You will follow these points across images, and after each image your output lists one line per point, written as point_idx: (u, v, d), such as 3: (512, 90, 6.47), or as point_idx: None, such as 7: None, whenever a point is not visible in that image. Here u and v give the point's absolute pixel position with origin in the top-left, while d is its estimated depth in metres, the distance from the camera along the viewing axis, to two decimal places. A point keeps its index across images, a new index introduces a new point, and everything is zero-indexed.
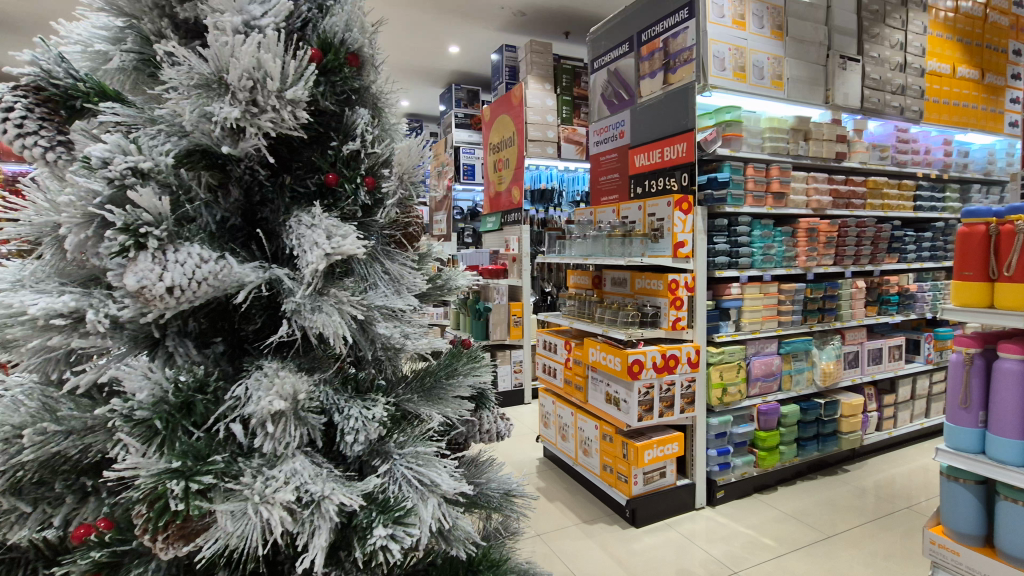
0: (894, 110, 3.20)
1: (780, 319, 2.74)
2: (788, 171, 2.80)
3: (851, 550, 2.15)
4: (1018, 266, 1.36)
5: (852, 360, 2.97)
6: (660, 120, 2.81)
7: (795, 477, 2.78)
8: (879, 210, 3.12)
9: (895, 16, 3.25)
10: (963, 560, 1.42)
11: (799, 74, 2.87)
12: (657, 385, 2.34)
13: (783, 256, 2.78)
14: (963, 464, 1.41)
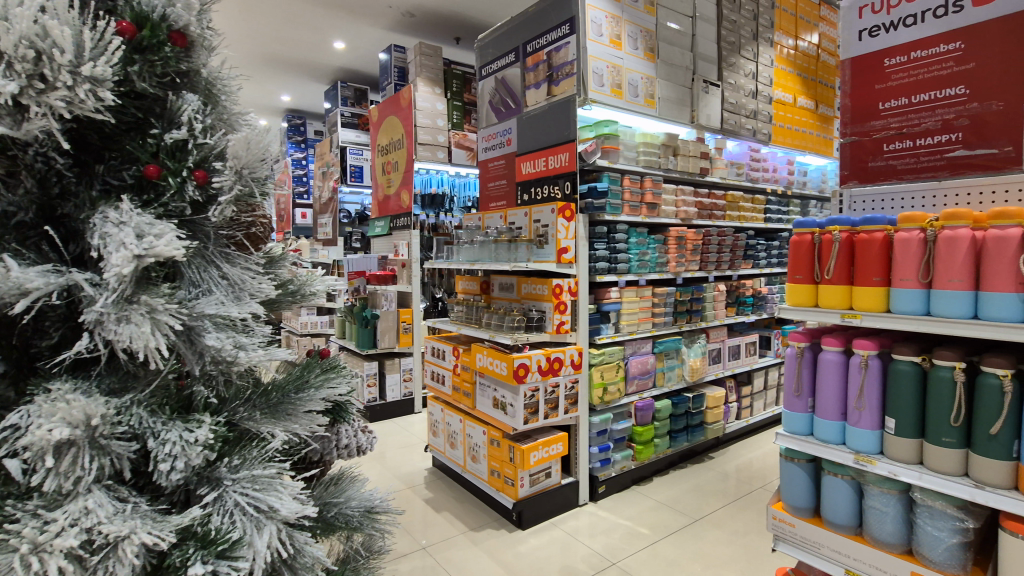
0: (748, 132, 3.60)
1: (654, 320, 2.95)
2: (660, 183, 3.03)
3: (714, 530, 2.35)
4: (836, 270, 1.57)
5: (716, 357, 3.26)
6: (544, 129, 2.90)
7: (667, 467, 3.00)
8: (736, 221, 3.47)
9: (748, 48, 3.66)
10: (798, 531, 1.60)
11: (668, 94, 3.12)
12: (542, 388, 2.40)
13: (656, 262, 2.99)
14: (796, 445, 1.59)
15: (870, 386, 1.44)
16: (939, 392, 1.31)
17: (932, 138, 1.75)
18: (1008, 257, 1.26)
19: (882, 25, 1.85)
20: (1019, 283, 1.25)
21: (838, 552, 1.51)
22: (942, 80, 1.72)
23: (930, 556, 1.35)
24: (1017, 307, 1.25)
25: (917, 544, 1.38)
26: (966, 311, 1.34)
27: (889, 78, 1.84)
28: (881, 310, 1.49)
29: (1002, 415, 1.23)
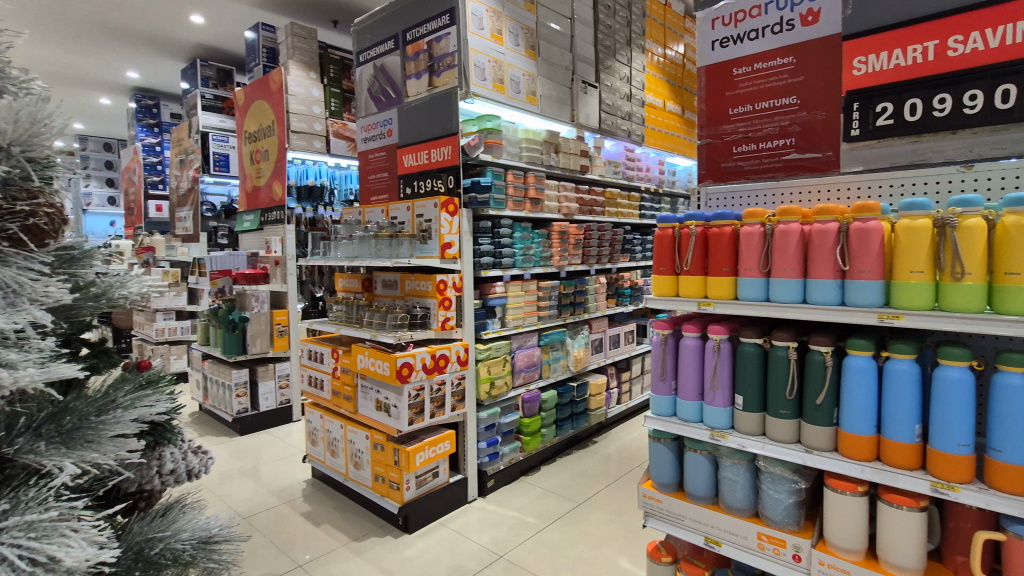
0: (624, 133, 3.80)
1: (539, 314, 3.02)
2: (543, 179, 3.08)
3: (596, 512, 2.45)
4: (693, 261, 1.70)
5: (598, 346, 3.42)
6: (425, 121, 2.82)
7: (554, 455, 3.09)
8: (614, 217, 3.66)
9: (622, 53, 3.86)
10: (664, 505, 1.71)
11: (549, 92, 3.19)
12: (428, 387, 2.34)
13: (540, 256, 3.06)
14: (661, 426, 1.70)
15: (721, 367, 1.59)
16: (778, 368, 1.48)
17: (771, 142, 1.96)
18: (828, 247, 1.45)
19: (731, 37, 2.02)
20: (836, 270, 1.44)
21: (699, 522, 1.64)
22: (778, 90, 1.93)
23: (772, 516, 1.51)
24: (835, 291, 1.45)
25: (762, 506, 1.54)
26: (797, 296, 1.51)
27: (737, 85, 2.02)
28: (730, 297, 1.64)
29: (825, 386, 1.42)
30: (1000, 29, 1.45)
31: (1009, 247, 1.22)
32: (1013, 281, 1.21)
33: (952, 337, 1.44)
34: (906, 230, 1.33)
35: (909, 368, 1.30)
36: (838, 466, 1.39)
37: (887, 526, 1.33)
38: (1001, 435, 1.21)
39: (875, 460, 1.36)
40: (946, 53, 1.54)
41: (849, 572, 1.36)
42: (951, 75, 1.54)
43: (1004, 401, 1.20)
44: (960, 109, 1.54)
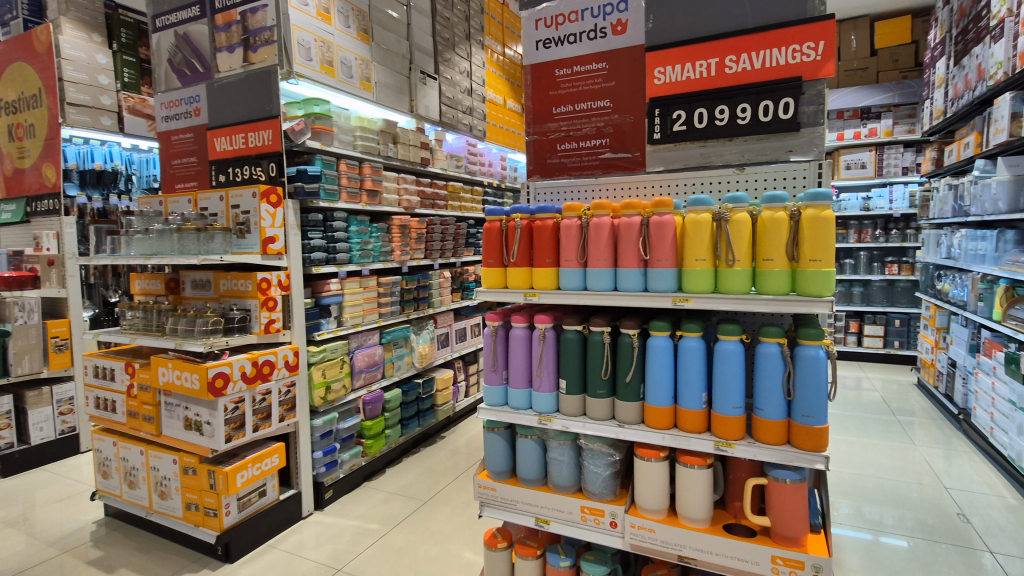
0: (465, 127, 3.83)
1: (380, 311, 2.90)
2: (380, 170, 2.96)
3: (443, 507, 2.44)
4: (519, 253, 1.75)
5: (444, 341, 3.42)
6: (240, 101, 2.52)
7: (400, 455, 3.02)
8: (457, 211, 3.67)
9: (461, 47, 3.85)
10: (498, 493, 1.74)
11: (384, 80, 3.07)
12: (249, 398, 2.11)
13: (379, 251, 2.94)
14: (494, 417, 1.73)
15: (546, 355, 1.66)
16: (595, 352, 1.60)
17: (589, 141, 2.10)
18: (632, 239, 1.59)
19: (552, 39, 2.12)
20: (639, 259, 1.59)
21: (530, 504, 1.69)
22: (594, 93, 2.07)
23: (593, 489, 1.62)
24: (639, 279, 1.60)
25: (585, 482, 1.65)
26: (609, 284, 1.63)
27: (559, 86, 2.13)
28: (552, 288, 1.72)
29: (632, 366, 1.56)
30: (762, 52, 1.73)
31: (766, 238, 1.45)
32: (769, 266, 1.45)
33: (730, 316, 1.67)
34: (693, 224, 1.51)
35: (697, 345, 1.49)
36: (644, 436, 1.54)
37: (683, 485, 1.50)
38: (763, 396, 1.44)
39: (673, 428, 1.54)
40: (724, 69, 1.79)
41: (655, 530, 1.51)
42: (728, 89, 1.79)
43: (764, 367, 1.43)
44: (735, 120, 1.79)
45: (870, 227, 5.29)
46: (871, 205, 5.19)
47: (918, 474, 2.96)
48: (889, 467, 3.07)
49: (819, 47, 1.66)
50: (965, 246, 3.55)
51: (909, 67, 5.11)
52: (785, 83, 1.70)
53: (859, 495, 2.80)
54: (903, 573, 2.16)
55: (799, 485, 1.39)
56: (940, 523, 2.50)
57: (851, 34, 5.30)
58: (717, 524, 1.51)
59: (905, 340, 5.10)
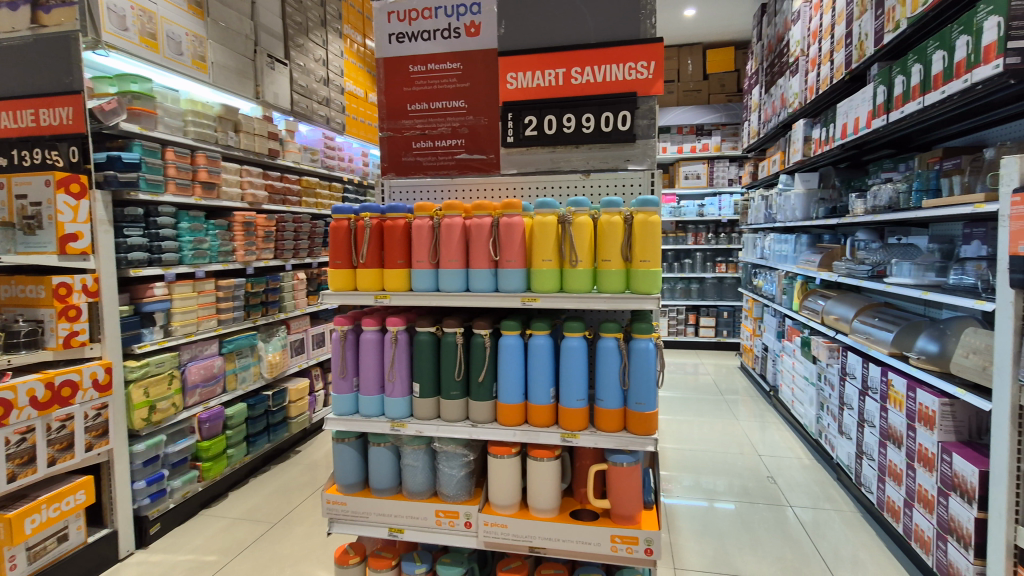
0: (321, 119, 3.59)
1: (219, 317, 2.61)
2: (217, 160, 2.66)
3: (296, 527, 2.26)
4: (368, 254, 1.68)
5: (298, 348, 3.18)
6: (28, 70, 2.09)
7: (247, 475, 2.75)
8: (313, 208, 3.44)
9: (316, 33, 3.61)
10: (349, 507, 1.66)
11: (223, 61, 2.75)
12: (42, 427, 1.75)
13: (217, 251, 2.64)
14: (343, 427, 1.65)
15: (398, 359, 1.62)
16: (448, 353, 1.59)
17: (444, 141, 2.09)
18: (483, 240, 1.61)
19: (406, 34, 2.07)
20: (490, 260, 1.62)
21: (383, 514, 1.64)
22: (449, 92, 2.07)
23: (447, 492, 1.62)
24: (490, 279, 1.62)
25: (439, 485, 1.64)
26: (461, 285, 1.63)
27: (413, 83, 2.08)
28: (404, 289, 1.68)
29: (484, 365, 1.58)
30: (603, 67, 1.86)
31: (604, 240, 1.56)
32: (607, 266, 1.56)
33: (575, 313, 1.77)
34: (540, 226, 1.56)
35: (545, 342, 1.55)
36: (497, 434, 1.57)
37: (534, 478, 1.56)
38: (603, 387, 1.54)
39: (524, 423, 1.59)
40: (571, 80, 1.89)
41: (507, 525, 1.55)
42: (574, 99, 1.89)
43: (604, 360, 1.53)
44: (580, 128, 1.89)
45: (704, 230, 5.99)
46: (705, 211, 5.85)
47: (740, 445, 3.42)
48: (718, 441, 3.50)
49: (650, 66, 1.83)
50: (774, 248, 4.17)
51: (732, 92, 5.89)
52: (623, 97, 1.85)
53: (693, 468, 3.15)
54: (726, 533, 2.47)
55: (634, 468, 1.52)
56: (756, 485, 2.90)
57: (688, 58, 5.94)
58: (565, 511, 1.59)
59: (731, 329, 5.86)
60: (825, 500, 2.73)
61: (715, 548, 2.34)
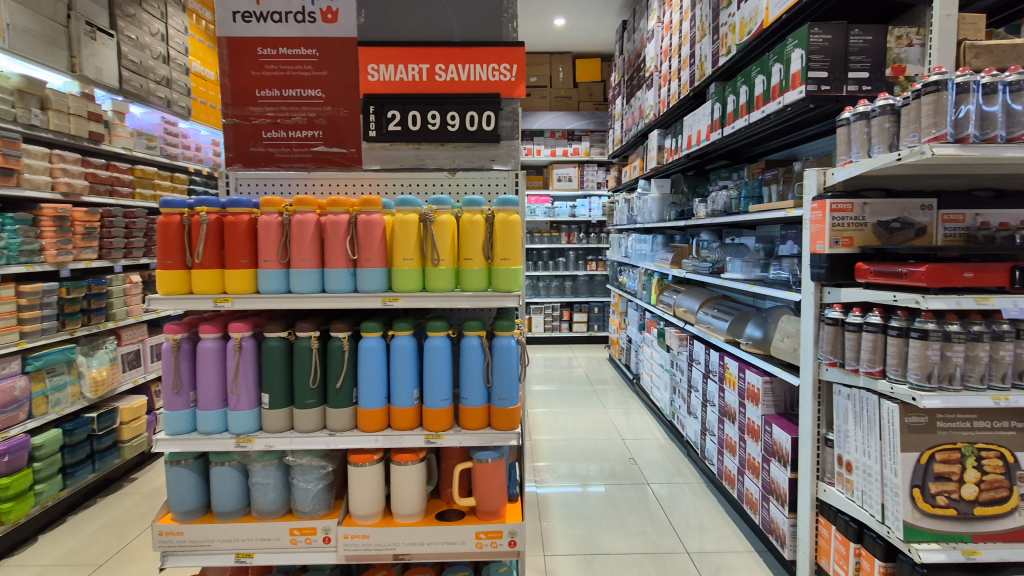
0: (159, 101, 3.18)
1: (21, 328, 2.19)
2: (17, 142, 2.23)
3: (129, 566, 1.98)
4: (205, 253, 1.51)
5: (132, 361, 2.80)
6: None
7: (65, 513, 2.35)
8: (150, 201, 3.04)
9: (151, 3, 3.18)
10: (186, 536, 1.49)
11: (23, 24, 2.31)
12: None
13: (18, 250, 2.21)
14: (178, 448, 1.47)
15: (243, 368, 1.48)
16: (302, 359, 1.49)
17: (299, 132, 1.95)
18: (340, 238, 1.52)
19: (253, 13, 1.89)
20: (348, 259, 1.54)
21: (228, 540, 1.49)
22: (304, 80, 1.93)
23: (304, 508, 1.52)
24: (347, 279, 1.54)
25: (294, 501, 1.53)
26: (315, 286, 1.54)
27: (262, 67, 1.91)
28: (249, 292, 1.54)
29: (343, 370, 1.50)
30: (467, 66, 1.87)
31: (467, 238, 1.56)
32: (470, 265, 1.56)
33: (440, 312, 1.76)
34: (400, 223, 1.52)
35: (408, 342, 1.51)
36: (357, 441, 1.50)
37: (397, 483, 1.52)
38: (467, 386, 1.54)
39: (387, 428, 1.54)
40: (435, 76, 1.86)
41: (368, 535, 1.49)
42: (439, 96, 1.87)
43: (468, 359, 1.54)
44: (445, 126, 1.88)
45: (576, 230, 6.32)
46: (577, 212, 6.17)
47: (607, 431, 3.66)
48: (588, 429, 3.70)
49: (512, 69, 1.88)
50: (635, 247, 4.51)
51: (599, 101, 6.28)
52: (487, 97, 1.87)
53: (564, 456, 3.30)
54: (592, 515, 2.62)
55: (498, 463, 1.55)
56: (621, 468, 3.12)
57: (559, 66, 6.21)
58: (430, 513, 1.57)
59: (601, 323, 6.26)
60: (677, 475, 3.02)
61: (582, 531, 2.47)
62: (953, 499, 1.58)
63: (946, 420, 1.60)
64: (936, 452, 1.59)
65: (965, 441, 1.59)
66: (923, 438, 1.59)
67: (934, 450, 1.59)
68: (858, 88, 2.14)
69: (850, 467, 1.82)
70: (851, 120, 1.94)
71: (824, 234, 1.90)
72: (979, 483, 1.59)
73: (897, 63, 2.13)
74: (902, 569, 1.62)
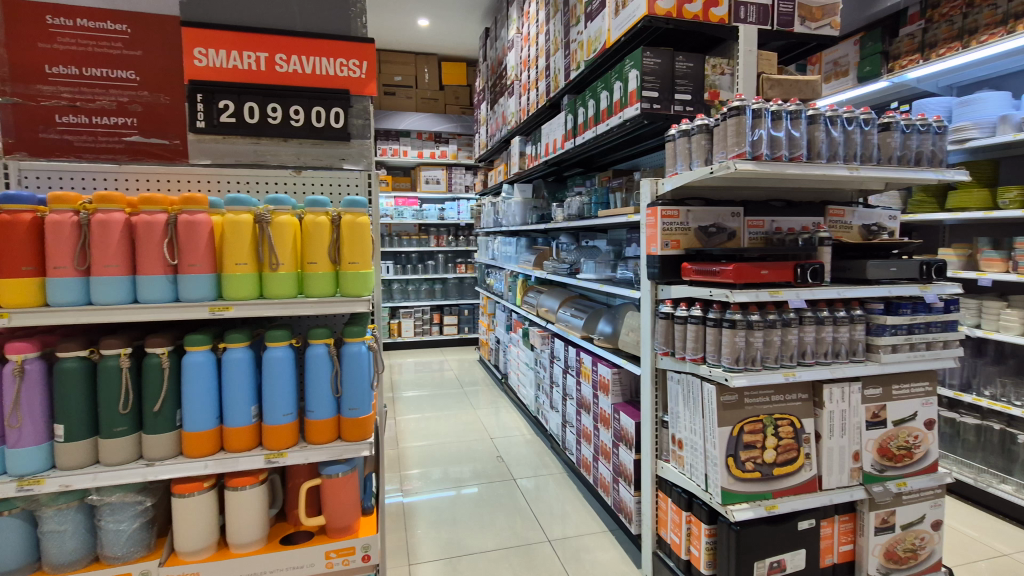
0: None
1: None
2: None
3: None
4: None
5: None
6: None
7: None
8: None
9: None
10: None
11: None
12: None
13: None
14: None
15: (27, 397, 1.24)
16: (107, 382, 1.29)
17: (106, 118, 1.69)
18: (155, 242, 1.35)
19: None
20: (166, 265, 1.37)
21: None
22: (111, 59, 1.67)
23: (114, 553, 1.32)
24: (167, 288, 1.37)
25: (102, 546, 1.33)
26: (125, 296, 1.34)
27: (53, 39, 1.61)
28: (35, 304, 1.30)
29: (162, 391, 1.33)
30: (311, 58, 1.76)
31: (310, 241, 1.47)
32: (314, 269, 1.48)
33: (283, 320, 1.64)
34: (231, 225, 1.38)
35: (243, 355, 1.38)
36: (182, 469, 1.34)
37: (234, 511, 1.39)
38: (313, 397, 1.45)
39: (219, 450, 1.39)
40: (274, 66, 1.73)
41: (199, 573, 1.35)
42: (280, 88, 1.74)
43: (313, 369, 1.45)
44: (288, 121, 1.76)
45: (445, 233, 6.32)
46: (445, 215, 6.18)
47: (476, 432, 3.69)
48: (458, 432, 3.71)
49: (362, 66, 1.81)
50: (501, 250, 4.63)
51: (466, 105, 6.35)
52: (335, 93, 1.80)
53: (433, 460, 3.28)
54: (458, 517, 2.63)
55: (350, 476, 1.49)
56: (489, 467, 3.18)
57: (424, 67, 6.17)
58: (274, 539, 1.46)
59: (472, 325, 6.33)
60: (542, 468, 3.16)
61: (448, 535, 2.47)
62: (758, 464, 1.85)
63: (752, 397, 1.87)
64: (744, 424, 1.84)
65: (766, 413, 1.87)
66: (735, 414, 1.84)
67: (743, 423, 1.84)
68: (682, 108, 2.42)
69: (681, 445, 2.05)
70: (676, 136, 2.18)
71: (657, 237, 2.11)
72: (777, 448, 1.87)
73: (713, 88, 2.43)
74: (721, 529, 1.86)
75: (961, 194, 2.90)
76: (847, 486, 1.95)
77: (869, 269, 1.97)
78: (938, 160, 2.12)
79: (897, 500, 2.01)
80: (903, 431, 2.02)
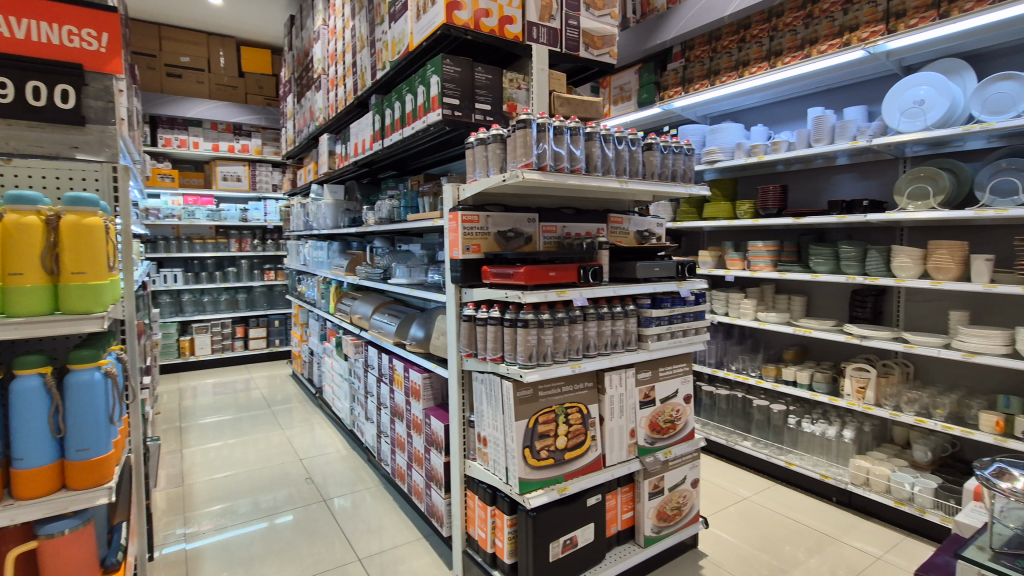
0: None
1: None
2: None
3: None
4: None
5: None
6: None
7: None
8: None
9: None
10: None
11: None
12: None
13: None
14: None
15: None
16: None
17: None
18: None
19: None
20: None
21: None
22: None
23: None
24: None
25: None
26: None
27: None
28: None
29: None
30: (24, 20, 1.43)
31: (11, 247, 1.17)
32: (17, 282, 1.18)
33: None
34: None
35: None
36: None
37: None
38: (22, 443, 1.16)
39: None
40: None
41: None
42: None
43: (21, 407, 1.16)
44: None
45: (248, 237, 5.72)
46: (249, 216, 5.59)
47: (284, 455, 3.38)
48: (263, 457, 3.36)
49: (101, 39, 1.55)
50: (312, 254, 4.33)
51: (271, 96, 5.83)
52: (63, 67, 1.48)
53: (230, 493, 2.91)
54: (258, 553, 2.36)
55: (81, 530, 1.23)
56: (297, 491, 2.93)
57: (219, 49, 5.50)
58: None
59: (283, 337, 5.82)
60: (358, 483, 3.02)
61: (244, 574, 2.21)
62: (552, 451, 2.00)
63: (545, 389, 2.01)
64: (539, 416, 1.97)
65: (557, 403, 2.03)
66: (530, 407, 1.96)
67: (537, 415, 1.97)
68: (483, 117, 2.51)
69: (485, 442, 2.12)
70: (474, 144, 2.25)
71: (458, 241, 2.15)
72: (567, 434, 2.04)
73: (511, 101, 2.58)
74: (521, 518, 1.97)
75: (712, 205, 3.52)
76: (626, 460, 2.21)
77: (638, 269, 2.26)
78: (689, 177, 2.53)
79: (665, 466, 2.34)
80: (668, 407, 2.36)
